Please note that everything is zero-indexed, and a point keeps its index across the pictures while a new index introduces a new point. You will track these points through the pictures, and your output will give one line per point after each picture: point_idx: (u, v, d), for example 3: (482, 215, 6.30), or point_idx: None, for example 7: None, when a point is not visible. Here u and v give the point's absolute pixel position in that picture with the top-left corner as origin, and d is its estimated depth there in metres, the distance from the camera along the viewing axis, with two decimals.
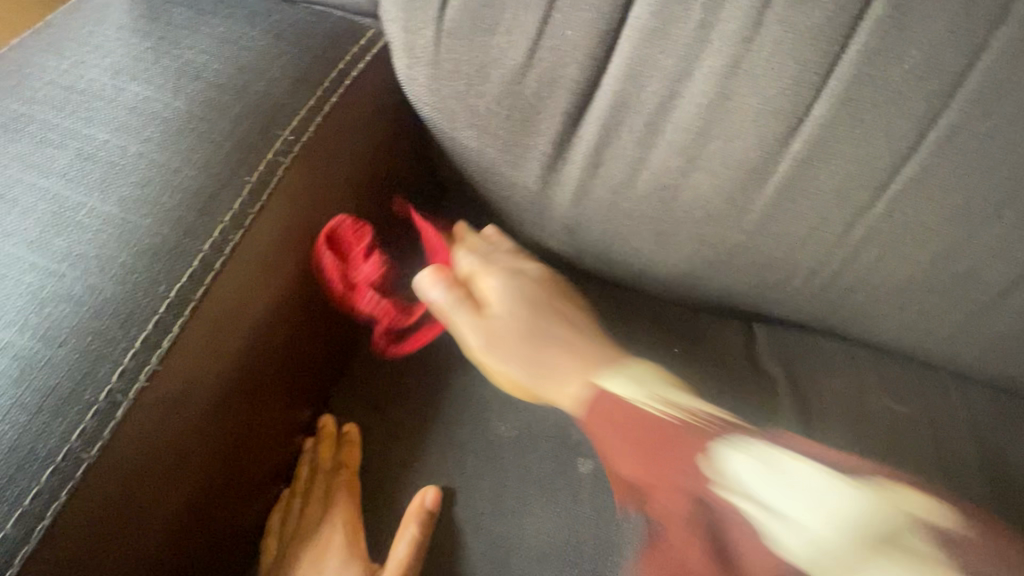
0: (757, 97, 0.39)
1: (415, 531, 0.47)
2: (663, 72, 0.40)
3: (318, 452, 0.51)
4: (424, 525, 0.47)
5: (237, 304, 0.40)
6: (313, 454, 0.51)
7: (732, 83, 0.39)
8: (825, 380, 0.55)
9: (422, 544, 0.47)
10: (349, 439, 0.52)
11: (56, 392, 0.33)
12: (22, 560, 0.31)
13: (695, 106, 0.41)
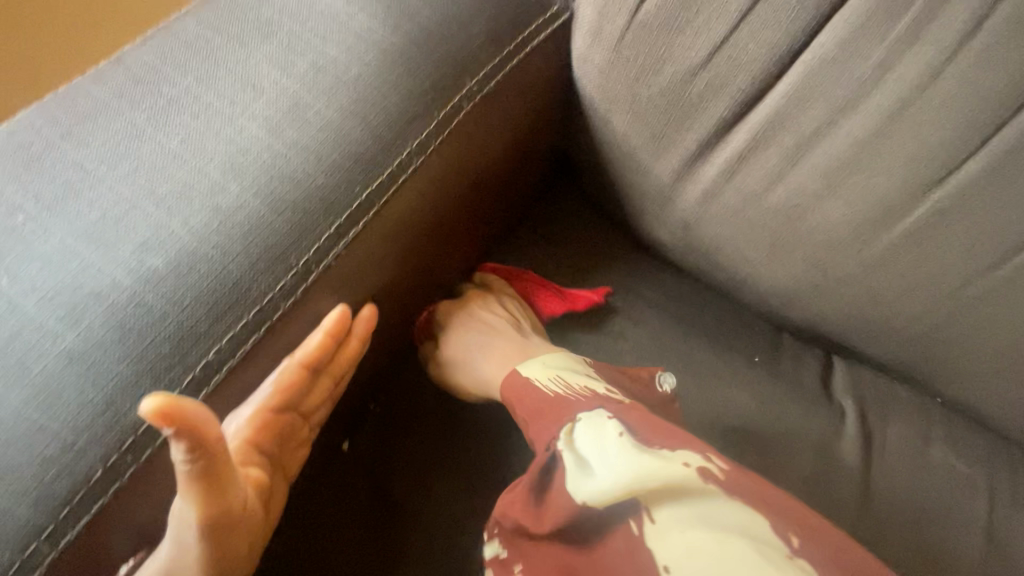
0: (912, 141, 0.43)
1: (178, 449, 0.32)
2: (827, 99, 0.44)
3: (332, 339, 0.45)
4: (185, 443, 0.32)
5: (403, 217, 0.48)
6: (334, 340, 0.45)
7: (891, 123, 0.43)
8: (893, 419, 0.57)
9: (200, 458, 0.33)
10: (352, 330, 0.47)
11: (270, 250, 0.42)
12: (227, 370, 0.40)
13: (848, 138, 0.44)
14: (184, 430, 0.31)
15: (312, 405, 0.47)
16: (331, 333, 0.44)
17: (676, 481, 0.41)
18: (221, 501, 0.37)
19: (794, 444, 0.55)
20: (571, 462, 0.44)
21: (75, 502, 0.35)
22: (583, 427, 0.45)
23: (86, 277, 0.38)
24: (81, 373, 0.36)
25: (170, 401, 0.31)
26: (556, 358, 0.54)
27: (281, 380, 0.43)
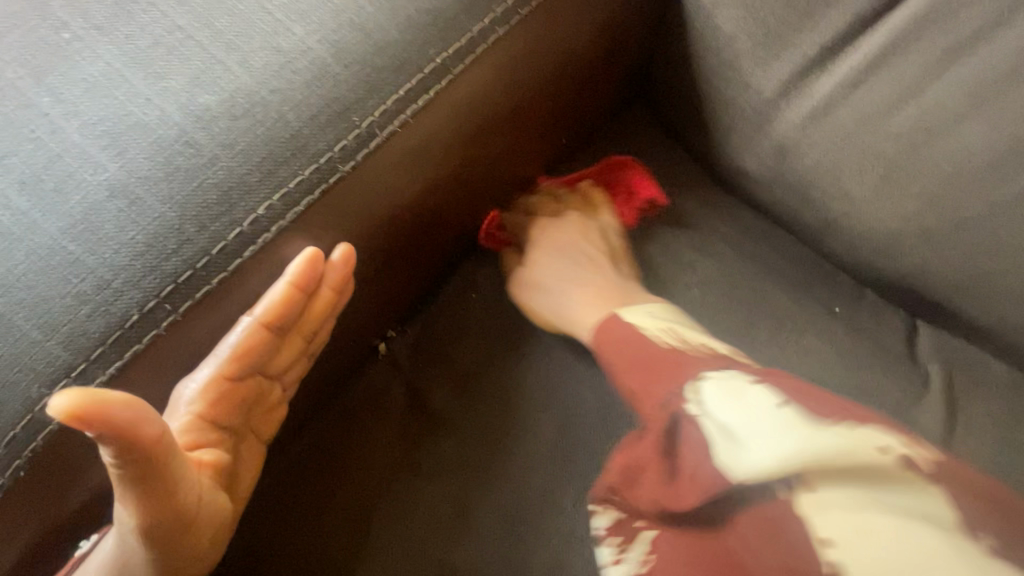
0: None
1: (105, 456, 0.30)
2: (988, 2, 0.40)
3: (298, 294, 0.38)
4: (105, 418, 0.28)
5: (477, 95, 0.43)
6: (301, 295, 0.39)
7: None
8: (983, 392, 0.52)
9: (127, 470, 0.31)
10: (321, 281, 0.39)
11: (332, 105, 0.37)
12: (275, 232, 0.36)
13: (1005, 49, 0.40)
14: (105, 427, 0.28)
15: (280, 367, 0.42)
16: (295, 285, 0.38)
17: (856, 456, 0.34)
18: (166, 494, 0.34)
19: (869, 403, 0.50)
20: (712, 432, 0.38)
21: (109, 345, 0.32)
22: (711, 385, 0.39)
23: (133, 106, 0.34)
24: (121, 207, 0.33)
25: (83, 403, 0.28)
26: (665, 310, 0.48)
27: (240, 339, 0.37)
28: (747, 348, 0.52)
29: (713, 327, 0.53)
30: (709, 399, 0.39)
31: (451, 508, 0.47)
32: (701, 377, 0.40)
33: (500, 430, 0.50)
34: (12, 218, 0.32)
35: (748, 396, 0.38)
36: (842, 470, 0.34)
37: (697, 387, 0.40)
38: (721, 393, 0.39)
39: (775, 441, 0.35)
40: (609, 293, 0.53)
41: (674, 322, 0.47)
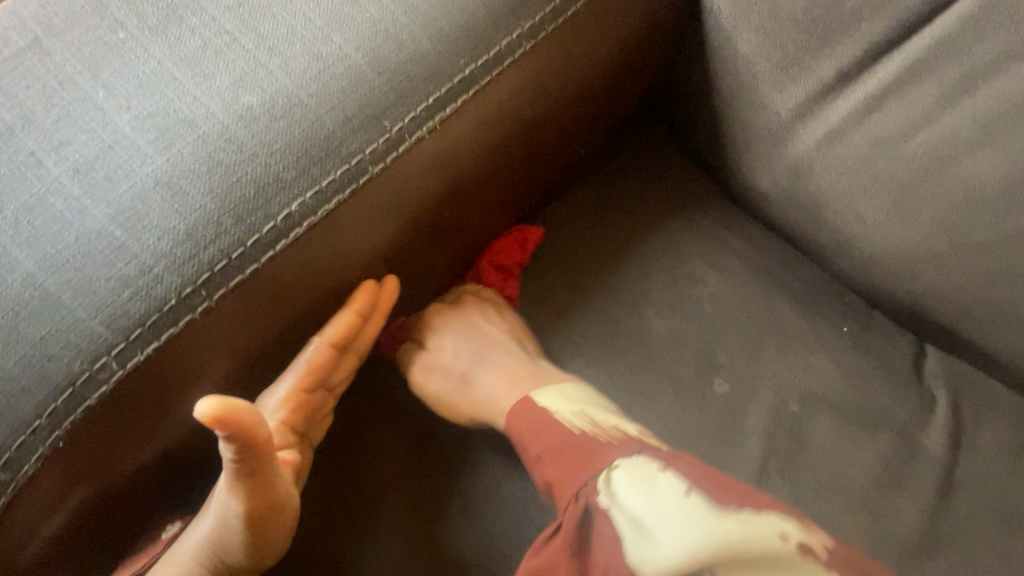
0: None
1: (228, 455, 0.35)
2: (1002, 35, 0.41)
3: (361, 319, 0.45)
4: (235, 428, 0.33)
5: (501, 106, 0.45)
6: (360, 319, 0.44)
7: None
8: (990, 418, 0.52)
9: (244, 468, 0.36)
10: (378, 307, 0.45)
11: (365, 110, 0.39)
12: (307, 227, 0.38)
13: (1018, 81, 0.41)
14: (238, 432, 0.34)
15: (336, 382, 0.47)
16: (358, 311, 0.44)
17: (753, 548, 0.36)
18: (265, 492, 0.39)
19: (876, 423, 0.51)
20: (623, 523, 0.39)
21: (147, 326, 0.34)
22: (623, 471, 0.41)
23: (181, 103, 0.36)
24: (166, 197, 0.35)
25: (226, 408, 0.33)
26: (579, 390, 0.48)
27: (312, 358, 0.44)
28: (755, 363, 0.53)
29: (722, 341, 0.53)
30: (614, 485, 0.41)
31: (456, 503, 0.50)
32: (613, 464, 0.42)
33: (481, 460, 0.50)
34: (65, 202, 0.34)
35: (652, 489, 0.40)
36: (739, 559, 0.36)
37: (605, 474, 0.42)
38: (613, 501, 0.40)
39: (677, 537, 0.37)
40: (515, 383, 0.51)
41: (587, 411, 0.47)
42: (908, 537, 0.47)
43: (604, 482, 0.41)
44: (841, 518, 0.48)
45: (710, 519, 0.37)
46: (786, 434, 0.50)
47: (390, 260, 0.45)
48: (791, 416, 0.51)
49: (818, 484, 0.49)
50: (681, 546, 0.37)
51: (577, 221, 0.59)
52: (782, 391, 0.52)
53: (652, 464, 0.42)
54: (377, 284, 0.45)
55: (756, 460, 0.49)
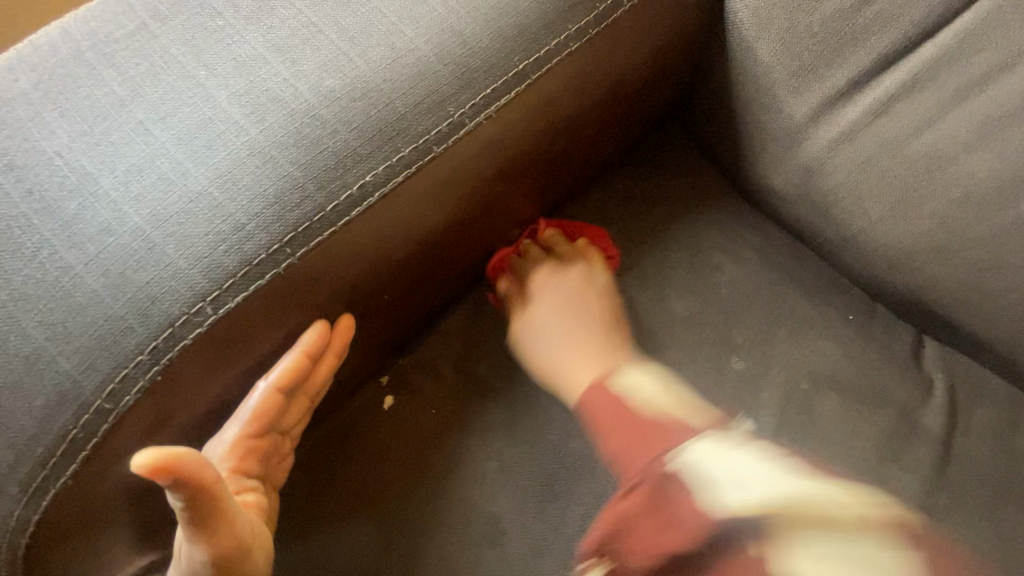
0: None
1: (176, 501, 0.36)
2: (992, 53, 0.46)
3: (308, 364, 0.45)
4: (174, 480, 0.34)
5: (548, 99, 0.49)
6: (306, 365, 0.45)
7: None
8: (982, 402, 0.57)
9: (194, 511, 0.37)
10: (327, 350, 0.46)
11: (431, 96, 0.44)
12: (378, 197, 0.42)
13: (1006, 92, 0.46)
14: (179, 480, 0.34)
15: (288, 422, 0.49)
16: (305, 354, 0.44)
17: (840, 513, 0.36)
18: (231, 535, 0.40)
19: (877, 401, 0.55)
20: (711, 471, 0.40)
21: (239, 277, 0.38)
22: (705, 444, 0.41)
23: (273, 83, 0.41)
24: (259, 164, 0.39)
25: (160, 460, 0.33)
26: (666, 380, 0.51)
27: (258, 403, 0.44)
28: (768, 343, 0.57)
29: (738, 323, 0.58)
30: (692, 459, 0.41)
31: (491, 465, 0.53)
32: (687, 444, 0.42)
33: (516, 424, 0.55)
34: (170, 165, 0.39)
35: (738, 472, 0.40)
36: (822, 520, 0.36)
37: (687, 450, 0.42)
38: (714, 447, 0.41)
39: (772, 487, 0.38)
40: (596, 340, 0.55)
41: (672, 387, 0.50)
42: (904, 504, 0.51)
43: (683, 464, 0.41)
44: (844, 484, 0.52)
45: (810, 483, 0.38)
46: (795, 409, 0.55)
47: (444, 233, 0.49)
48: (800, 392, 0.55)
49: (822, 454, 0.53)
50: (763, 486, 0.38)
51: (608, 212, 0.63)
52: (791, 370, 0.56)
53: (723, 436, 0.42)
54: (329, 325, 0.45)
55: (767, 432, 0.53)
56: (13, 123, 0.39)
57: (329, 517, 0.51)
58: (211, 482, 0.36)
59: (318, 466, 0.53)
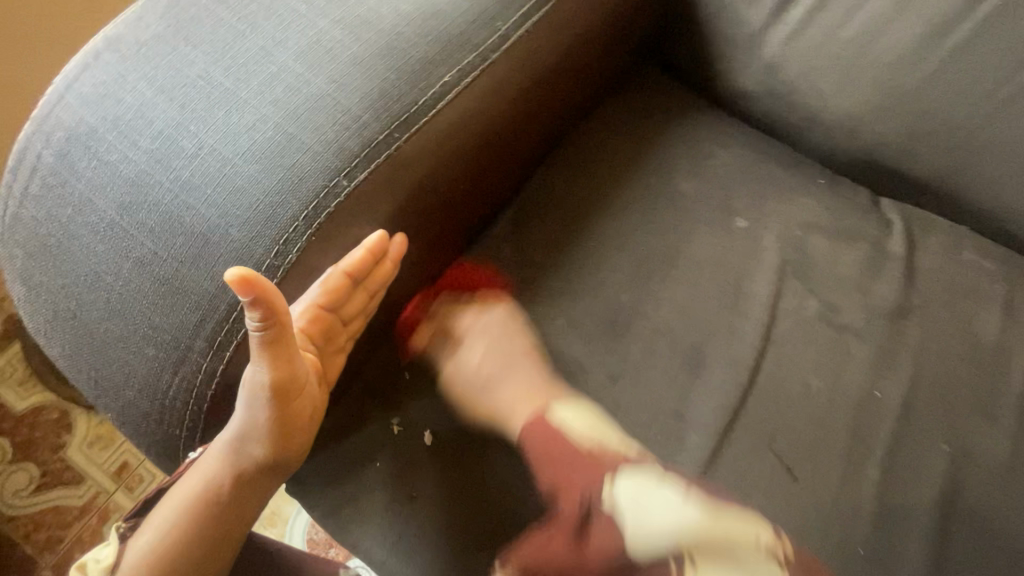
0: None
1: (251, 316, 0.41)
2: None
3: (367, 265, 0.50)
4: (252, 296, 0.39)
5: (570, 17, 0.61)
6: (366, 265, 0.50)
7: None
8: (934, 229, 0.71)
9: (261, 331, 0.42)
10: (383, 257, 0.51)
11: (483, 14, 0.55)
12: (456, 94, 0.53)
13: None
14: (258, 297, 0.39)
15: (350, 317, 0.53)
16: (370, 250, 0.49)
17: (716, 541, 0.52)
18: (286, 369, 0.46)
19: (853, 237, 0.68)
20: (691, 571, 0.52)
21: (362, 156, 0.48)
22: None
23: (362, 11, 0.51)
24: (362, 70, 0.49)
25: (246, 274, 0.38)
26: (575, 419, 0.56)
27: (325, 284, 0.49)
28: (762, 205, 0.69)
29: (735, 193, 0.70)
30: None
31: (559, 320, 0.61)
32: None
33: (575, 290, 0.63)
34: (293, 76, 0.48)
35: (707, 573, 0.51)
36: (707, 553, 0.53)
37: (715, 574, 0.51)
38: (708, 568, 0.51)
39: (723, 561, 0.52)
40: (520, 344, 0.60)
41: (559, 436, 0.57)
42: (888, 307, 0.64)
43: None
44: (839, 298, 0.64)
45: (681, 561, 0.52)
46: (794, 250, 0.66)
47: (501, 134, 0.59)
48: (795, 237, 0.67)
49: (821, 280, 0.65)
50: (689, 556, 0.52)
51: (614, 120, 0.74)
52: (785, 223, 0.68)
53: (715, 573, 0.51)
54: (388, 236, 0.51)
55: (775, 269, 0.65)
56: (153, 57, 0.47)
57: (422, 386, 0.59)
58: (278, 312, 0.41)
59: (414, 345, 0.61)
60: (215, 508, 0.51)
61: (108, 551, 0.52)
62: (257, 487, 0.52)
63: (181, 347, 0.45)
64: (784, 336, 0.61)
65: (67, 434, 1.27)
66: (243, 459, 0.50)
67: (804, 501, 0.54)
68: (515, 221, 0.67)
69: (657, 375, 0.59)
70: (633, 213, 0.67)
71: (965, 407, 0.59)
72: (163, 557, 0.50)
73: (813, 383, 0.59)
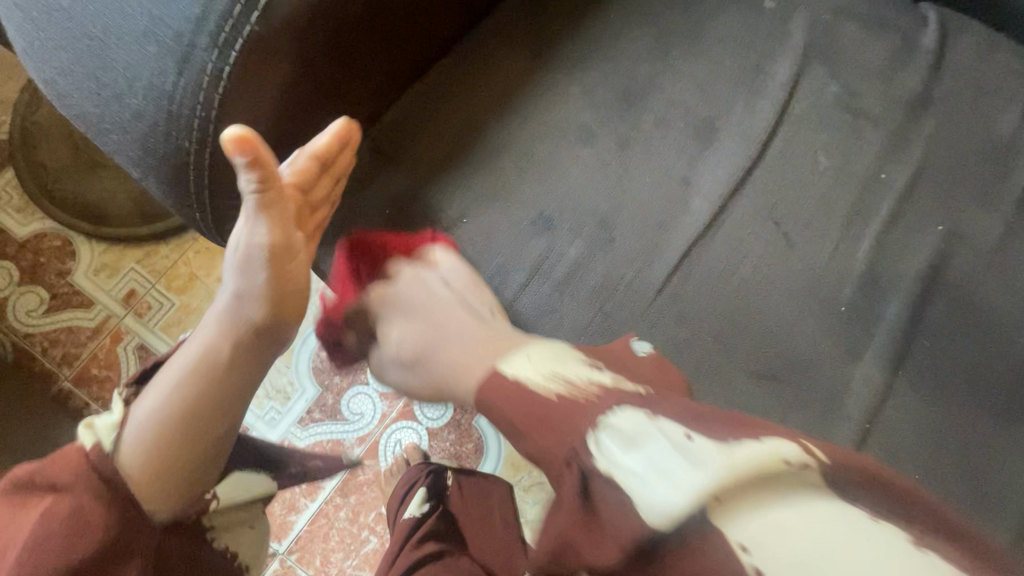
0: None
1: (249, 177, 0.43)
2: None
3: (334, 151, 0.51)
4: (247, 159, 0.42)
5: None
6: (332, 153, 0.50)
7: None
8: (971, 27, 0.67)
9: (257, 191, 0.45)
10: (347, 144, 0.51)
11: None
12: None
13: None
14: (258, 159, 0.42)
15: (320, 202, 0.53)
16: (337, 136, 0.50)
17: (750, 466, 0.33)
18: (277, 235, 0.48)
19: (886, 28, 0.65)
20: (764, 522, 0.32)
21: None
22: (753, 511, 0.32)
23: None
24: None
25: (246, 133, 0.41)
26: (542, 350, 0.43)
27: (294, 166, 0.49)
28: None
29: None
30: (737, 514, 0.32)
31: (572, 90, 0.60)
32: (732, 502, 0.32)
33: (588, 64, 0.61)
34: None
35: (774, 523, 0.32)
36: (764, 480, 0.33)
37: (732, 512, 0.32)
38: (762, 488, 0.33)
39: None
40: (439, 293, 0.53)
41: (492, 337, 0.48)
42: (909, 98, 0.62)
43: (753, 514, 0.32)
44: (861, 86, 0.62)
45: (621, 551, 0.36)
46: (823, 36, 0.63)
47: None
48: (825, 23, 0.63)
49: (846, 67, 0.62)
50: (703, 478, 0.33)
51: None
52: (817, 9, 0.64)
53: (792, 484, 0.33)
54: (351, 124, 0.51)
55: (798, 53, 0.62)
56: None
57: (421, 155, 0.59)
58: (269, 173, 0.44)
59: (419, 115, 0.60)
60: (220, 377, 0.51)
61: (116, 410, 0.49)
62: (257, 355, 0.53)
63: (184, 43, 0.44)
64: (799, 117, 0.60)
65: (72, 260, 1.22)
66: (241, 326, 0.51)
67: (797, 265, 0.56)
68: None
69: (667, 145, 0.59)
70: None
71: (967, 195, 0.60)
72: (172, 418, 0.49)
73: (821, 163, 0.59)
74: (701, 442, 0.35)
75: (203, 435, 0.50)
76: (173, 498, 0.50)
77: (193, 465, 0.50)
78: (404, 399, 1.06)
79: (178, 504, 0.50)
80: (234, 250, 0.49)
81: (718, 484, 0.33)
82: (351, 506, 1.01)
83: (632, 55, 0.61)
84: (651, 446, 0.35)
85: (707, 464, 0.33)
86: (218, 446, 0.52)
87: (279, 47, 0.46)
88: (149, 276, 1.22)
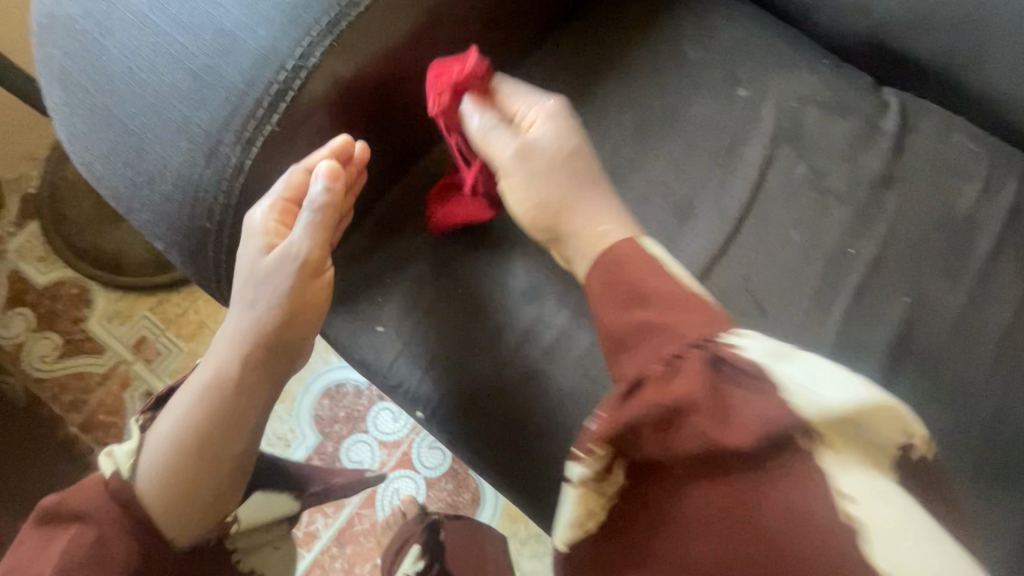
0: None
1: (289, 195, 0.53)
2: None
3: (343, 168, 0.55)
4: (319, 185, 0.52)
5: None
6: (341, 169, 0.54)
7: None
8: (932, 110, 0.72)
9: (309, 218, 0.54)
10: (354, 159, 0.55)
11: None
12: None
13: None
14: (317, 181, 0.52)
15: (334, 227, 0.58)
16: (336, 152, 0.53)
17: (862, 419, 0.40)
18: (317, 257, 0.55)
19: (851, 112, 0.70)
20: (862, 484, 0.39)
21: None
22: (859, 471, 0.39)
23: None
24: None
25: (339, 148, 0.53)
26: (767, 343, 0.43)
27: (291, 179, 0.53)
28: (766, 77, 0.71)
29: (741, 65, 0.71)
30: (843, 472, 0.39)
31: None
32: (853, 469, 0.39)
33: None
34: None
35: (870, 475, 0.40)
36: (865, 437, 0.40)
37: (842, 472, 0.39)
38: (856, 449, 0.40)
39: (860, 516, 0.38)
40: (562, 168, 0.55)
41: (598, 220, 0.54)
42: (873, 177, 0.67)
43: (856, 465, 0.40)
44: (828, 166, 0.67)
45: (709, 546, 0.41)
46: (791, 120, 0.69)
47: None
48: (793, 109, 0.69)
49: (813, 148, 0.68)
50: (842, 406, 0.40)
51: None
52: (786, 96, 0.70)
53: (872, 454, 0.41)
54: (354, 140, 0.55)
55: (769, 136, 0.67)
56: None
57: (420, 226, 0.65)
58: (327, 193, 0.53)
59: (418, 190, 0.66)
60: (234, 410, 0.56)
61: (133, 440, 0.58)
62: (262, 384, 0.57)
63: (212, 139, 0.49)
64: (770, 194, 0.65)
65: (86, 307, 1.27)
66: (241, 367, 0.55)
67: (772, 333, 0.60)
68: (525, 80, 0.70)
69: (648, 220, 0.64)
70: (639, 76, 0.70)
71: (931, 267, 0.64)
72: (182, 448, 0.55)
73: (792, 237, 0.64)
74: (855, 385, 0.41)
75: (212, 465, 0.56)
76: (183, 508, 0.55)
77: (211, 480, 0.57)
78: (403, 449, 1.07)
79: (196, 531, 0.58)
80: (245, 271, 0.54)
81: (863, 413, 0.40)
82: (346, 557, 1.02)
83: (617, 138, 0.67)
84: (793, 360, 0.42)
85: (870, 401, 0.40)
86: (225, 470, 0.57)
87: (296, 138, 0.52)
88: (161, 323, 1.27)
